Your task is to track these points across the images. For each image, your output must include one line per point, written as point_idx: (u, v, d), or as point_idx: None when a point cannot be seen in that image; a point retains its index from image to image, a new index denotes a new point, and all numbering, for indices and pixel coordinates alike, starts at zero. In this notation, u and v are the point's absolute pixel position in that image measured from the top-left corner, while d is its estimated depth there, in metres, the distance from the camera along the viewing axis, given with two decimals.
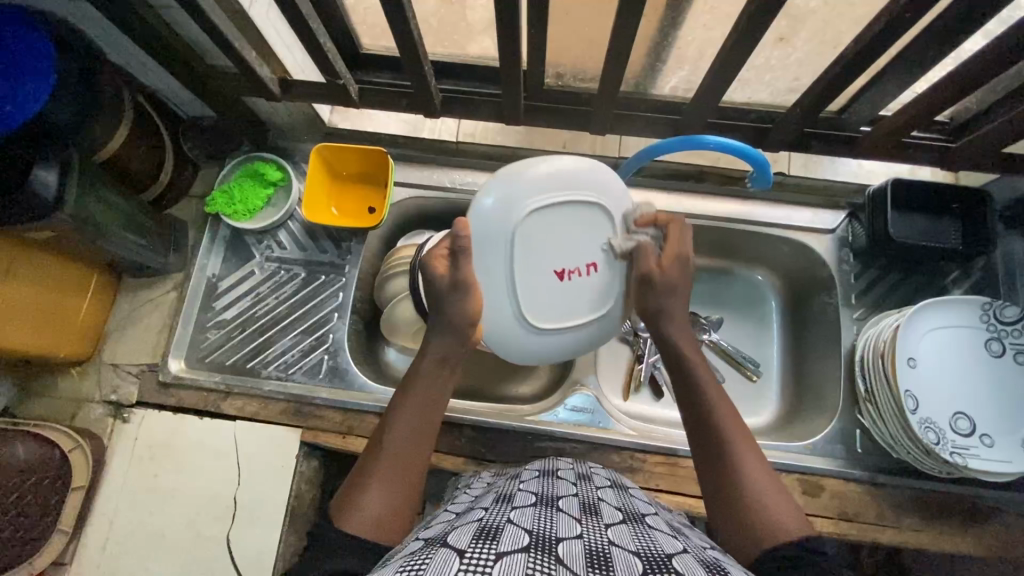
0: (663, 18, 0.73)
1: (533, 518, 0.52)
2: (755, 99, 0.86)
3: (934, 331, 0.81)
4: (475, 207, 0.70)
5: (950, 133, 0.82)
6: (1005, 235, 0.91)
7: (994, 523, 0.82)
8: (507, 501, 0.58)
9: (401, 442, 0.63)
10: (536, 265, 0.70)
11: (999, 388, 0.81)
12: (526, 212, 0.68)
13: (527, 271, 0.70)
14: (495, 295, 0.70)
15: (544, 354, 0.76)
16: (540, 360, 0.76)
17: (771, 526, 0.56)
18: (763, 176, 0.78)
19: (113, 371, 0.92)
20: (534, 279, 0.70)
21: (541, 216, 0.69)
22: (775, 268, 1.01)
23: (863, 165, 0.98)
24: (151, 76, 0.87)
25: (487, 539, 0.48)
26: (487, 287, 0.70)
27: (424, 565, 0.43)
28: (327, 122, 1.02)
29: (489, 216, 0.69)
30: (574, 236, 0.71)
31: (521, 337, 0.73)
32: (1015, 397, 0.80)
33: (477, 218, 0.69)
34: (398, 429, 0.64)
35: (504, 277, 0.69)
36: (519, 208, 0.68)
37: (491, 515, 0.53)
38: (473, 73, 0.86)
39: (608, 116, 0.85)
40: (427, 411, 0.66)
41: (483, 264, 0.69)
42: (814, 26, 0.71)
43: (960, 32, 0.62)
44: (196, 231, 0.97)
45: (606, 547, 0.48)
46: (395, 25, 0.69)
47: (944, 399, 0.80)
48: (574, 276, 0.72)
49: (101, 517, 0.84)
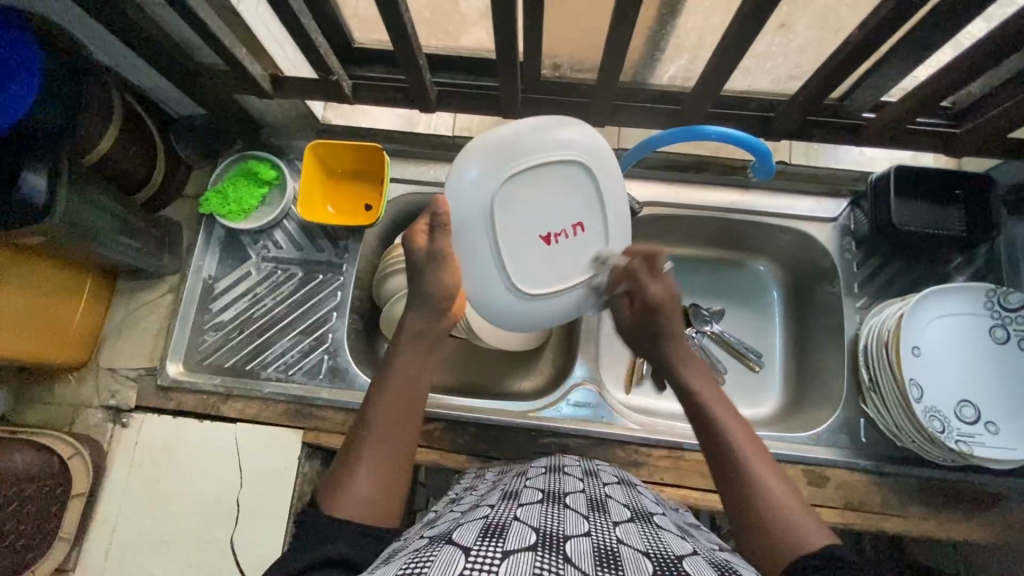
0: (662, 6, 0.71)
1: (540, 515, 0.52)
2: (755, 87, 0.85)
3: (939, 319, 0.81)
4: (457, 176, 0.66)
5: (953, 118, 0.81)
6: (1008, 220, 0.91)
7: (999, 509, 0.82)
8: (514, 498, 0.57)
9: (386, 421, 0.63)
10: (523, 233, 0.68)
11: (1005, 373, 0.80)
12: (506, 177, 0.65)
13: (514, 238, 0.67)
14: (482, 267, 0.68)
15: (544, 320, 0.74)
16: (530, 327, 0.74)
17: (795, 539, 0.54)
18: (764, 164, 0.76)
19: (111, 375, 0.91)
20: (523, 246, 0.68)
21: (524, 179, 0.66)
22: (776, 258, 1.00)
23: (866, 153, 0.97)
24: (139, 74, 0.85)
25: (494, 536, 0.47)
26: (474, 261, 0.68)
27: (428, 562, 0.43)
28: (321, 118, 0.99)
29: (471, 186, 0.65)
30: (558, 200, 0.68)
31: (514, 308, 0.71)
32: (1021, 382, 0.80)
33: (461, 190, 0.66)
34: (382, 408, 0.64)
35: (487, 248, 0.67)
36: (501, 174, 0.65)
37: (497, 512, 0.53)
38: (468, 66, 0.85)
39: (606, 107, 0.84)
40: (412, 389, 0.66)
41: (468, 240, 0.67)
42: (816, 11, 0.70)
43: (964, 17, 0.60)
44: (191, 233, 0.96)
45: (615, 546, 0.48)
46: (387, 18, 0.68)
47: (949, 386, 0.80)
48: (561, 239, 0.69)
49: (104, 524, 0.83)
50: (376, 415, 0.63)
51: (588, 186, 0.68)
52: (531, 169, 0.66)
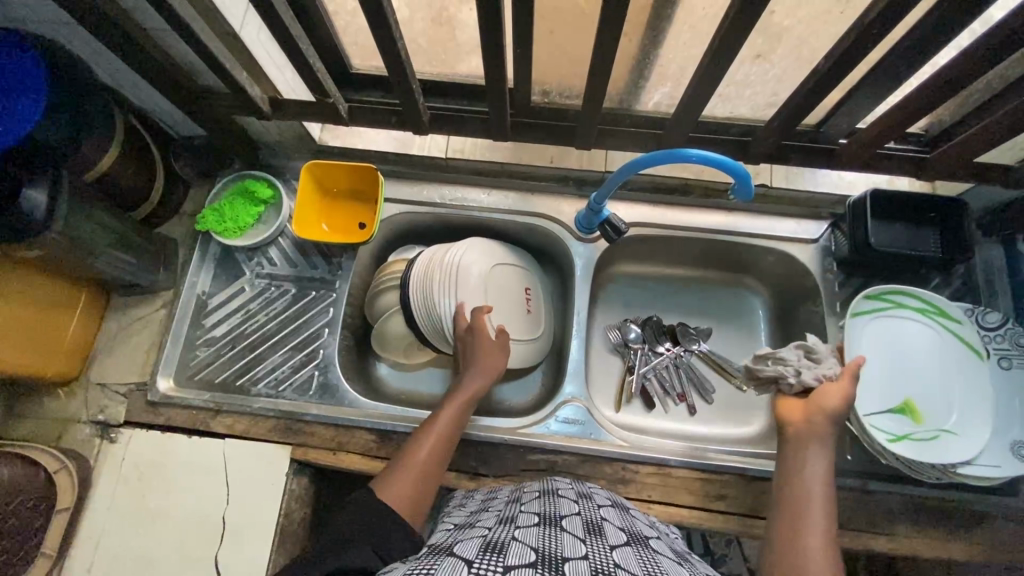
0: (645, 35, 0.75)
1: (537, 536, 0.52)
2: (737, 113, 0.88)
3: (877, 324, 0.85)
4: (881, 423, 0.80)
5: (926, 144, 0.85)
6: (983, 242, 0.94)
7: (986, 527, 0.83)
8: (510, 522, 0.58)
9: (439, 436, 0.77)
10: (939, 393, 0.82)
11: (952, 369, 0.83)
12: (896, 423, 0.81)
13: (920, 380, 0.83)
14: (946, 385, 0.82)
15: (908, 329, 0.85)
16: (909, 319, 0.85)
17: None
18: (743, 188, 0.76)
19: (101, 390, 0.91)
20: (953, 392, 0.82)
21: (868, 384, 0.83)
22: (761, 279, 1.03)
23: (843, 177, 0.99)
24: (142, 96, 0.87)
25: (494, 552, 0.48)
26: (937, 389, 0.82)
27: (431, 571, 0.44)
28: (318, 140, 1.02)
29: (874, 403, 0.82)
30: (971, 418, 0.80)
31: (922, 342, 0.84)
32: (964, 375, 0.82)
33: (872, 405, 0.82)
34: (440, 424, 0.78)
35: (905, 373, 0.84)
36: (894, 421, 0.81)
37: (495, 533, 0.54)
38: (461, 92, 0.88)
39: (593, 131, 0.87)
40: (465, 412, 0.80)
41: (918, 399, 0.82)
42: (790, 43, 0.74)
43: (926, 50, 0.64)
44: (187, 249, 0.97)
45: (613, 568, 0.49)
46: (384, 48, 0.71)
47: (890, 387, 0.83)
48: (960, 380, 0.82)
49: (88, 540, 0.83)
50: (433, 426, 0.77)
51: (976, 407, 0.80)
52: (878, 404, 0.81)
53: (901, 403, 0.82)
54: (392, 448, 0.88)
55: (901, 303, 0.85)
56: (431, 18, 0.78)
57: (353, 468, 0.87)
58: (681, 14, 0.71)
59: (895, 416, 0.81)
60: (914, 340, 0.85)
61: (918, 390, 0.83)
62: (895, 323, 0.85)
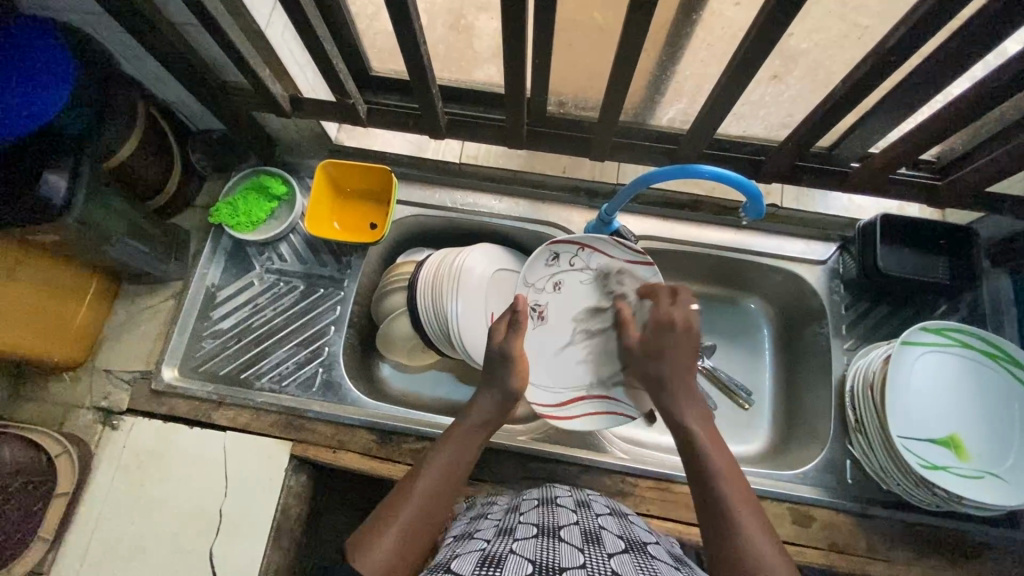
0: (663, 53, 0.76)
1: (535, 548, 0.53)
2: (750, 132, 0.89)
3: (929, 352, 0.83)
4: (927, 463, 0.78)
5: (937, 172, 0.85)
6: (992, 271, 0.94)
7: (983, 557, 0.82)
8: (509, 532, 0.59)
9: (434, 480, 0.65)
10: (978, 433, 0.81)
11: (992, 405, 0.82)
12: (939, 462, 0.79)
13: (963, 418, 0.82)
14: (986, 423, 0.81)
15: (954, 362, 0.83)
16: (959, 353, 0.83)
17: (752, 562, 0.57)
18: (753, 207, 0.77)
19: (106, 377, 0.92)
20: (994, 434, 0.81)
21: (917, 421, 0.80)
22: (766, 296, 1.03)
23: (854, 200, 1.00)
24: (164, 88, 0.89)
25: (490, 568, 0.50)
26: (978, 428, 0.81)
27: None
28: (335, 139, 1.03)
29: (921, 441, 0.79)
30: (1011, 460, 0.79)
31: (967, 378, 0.83)
32: (995, 408, 0.82)
33: (920, 443, 0.79)
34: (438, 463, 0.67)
35: (951, 410, 0.82)
36: (938, 459, 0.79)
37: (493, 546, 0.55)
38: (478, 99, 0.89)
39: (607, 144, 0.88)
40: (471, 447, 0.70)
41: (960, 437, 0.81)
42: (806, 65, 0.75)
43: (941, 79, 0.65)
44: (198, 241, 0.99)
45: None
46: (407, 53, 0.72)
47: (935, 419, 0.81)
48: (998, 420, 0.81)
49: (83, 526, 0.83)
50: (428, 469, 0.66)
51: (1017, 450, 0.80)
52: (923, 442, 0.79)
53: (949, 437, 0.80)
54: (394, 449, 0.88)
55: (963, 341, 0.83)
56: (451, 26, 0.79)
57: (352, 466, 0.87)
58: (699, 32, 0.72)
59: (938, 454, 0.79)
60: (963, 376, 0.83)
61: (960, 429, 0.81)
62: (942, 357, 0.83)
